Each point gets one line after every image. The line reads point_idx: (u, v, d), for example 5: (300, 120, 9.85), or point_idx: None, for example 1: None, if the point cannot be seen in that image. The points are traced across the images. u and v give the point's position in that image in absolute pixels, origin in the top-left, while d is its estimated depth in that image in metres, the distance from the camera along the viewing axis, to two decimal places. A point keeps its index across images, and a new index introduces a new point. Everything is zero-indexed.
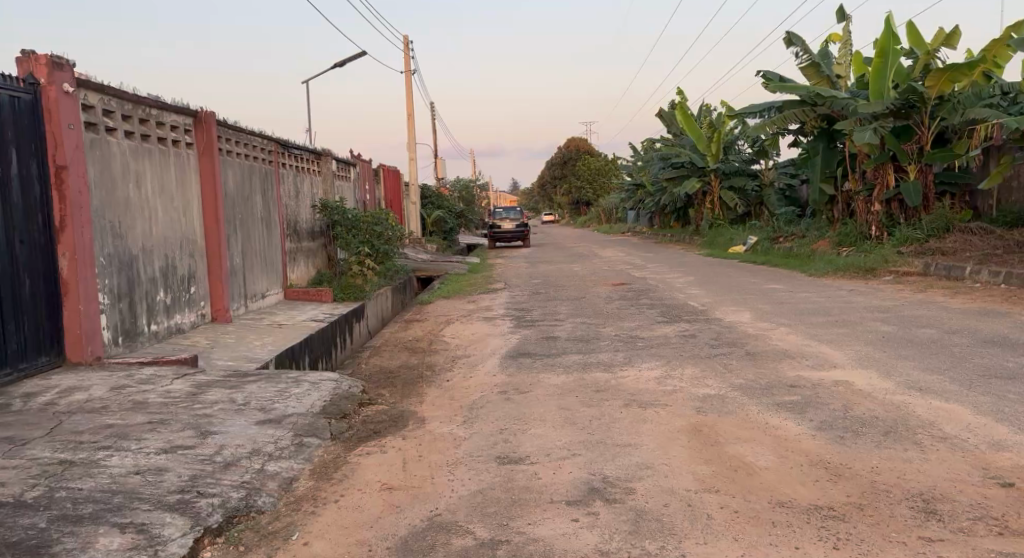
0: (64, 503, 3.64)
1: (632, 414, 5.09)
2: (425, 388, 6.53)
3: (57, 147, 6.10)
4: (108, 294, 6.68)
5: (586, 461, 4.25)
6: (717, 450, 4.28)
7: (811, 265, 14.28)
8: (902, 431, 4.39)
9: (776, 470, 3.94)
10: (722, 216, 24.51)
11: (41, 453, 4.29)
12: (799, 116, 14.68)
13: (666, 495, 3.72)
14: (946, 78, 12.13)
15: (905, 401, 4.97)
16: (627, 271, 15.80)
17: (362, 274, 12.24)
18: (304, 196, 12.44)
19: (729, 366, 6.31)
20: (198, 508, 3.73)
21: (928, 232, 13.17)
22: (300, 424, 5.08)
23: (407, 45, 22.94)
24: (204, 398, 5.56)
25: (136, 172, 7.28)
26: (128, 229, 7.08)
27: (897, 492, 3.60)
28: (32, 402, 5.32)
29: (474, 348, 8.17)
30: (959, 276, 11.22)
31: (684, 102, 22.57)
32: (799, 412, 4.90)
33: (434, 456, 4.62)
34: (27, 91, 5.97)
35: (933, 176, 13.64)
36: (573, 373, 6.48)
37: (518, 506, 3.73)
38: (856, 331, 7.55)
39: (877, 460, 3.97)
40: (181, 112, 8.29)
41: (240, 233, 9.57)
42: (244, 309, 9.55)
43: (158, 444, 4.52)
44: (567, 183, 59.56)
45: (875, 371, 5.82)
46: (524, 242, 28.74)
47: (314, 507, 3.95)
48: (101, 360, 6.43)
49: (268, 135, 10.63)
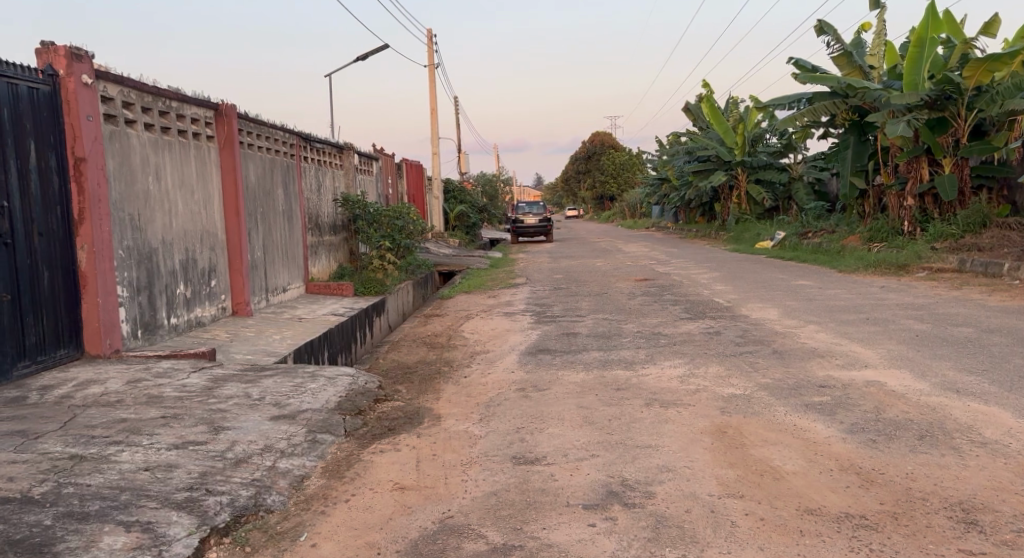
0: (71, 500, 3.57)
1: (654, 414, 4.94)
2: (442, 384, 6.42)
3: (75, 138, 6.05)
4: (127, 288, 6.63)
5: (605, 463, 4.11)
6: (742, 453, 4.12)
7: (841, 261, 13.96)
8: (940, 435, 4.20)
9: (804, 474, 3.77)
10: (748, 211, 24.22)
11: (51, 448, 4.22)
12: (830, 108, 14.39)
13: (688, 500, 3.57)
14: (984, 68, 11.73)
15: (941, 403, 4.78)
16: (650, 266, 15.57)
17: (383, 268, 12.07)
18: (326, 190, 12.40)
19: (754, 365, 6.12)
20: (206, 506, 3.65)
21: (964, 228, 12.79)
22: (314, 420, 4.98)
23: (431, 38, 22.97)
24: (220, 393, 5.48)
25: (156, 165, 7.24)
26: (148, 222, 7.03)
27: (935, 500, 3.42)
28: (48, 395, 5.28)
29: (493, 344, 8.05)
30: (997, 272, 10.90)
31: (711, 95, 22.22)
32: (829, 413, 4.72)
33: (449, 455, 4.50)
34: (46, 82, 5.92)
35: (969, 170, 13.33)
36: (593, 371, 6.33)
37: (533, 510, 3.59)
38: (888, 329, 7.31)
39: (912, 466, 3.79)
40: (202, 105, 8.24)
41: (261, 227, 9.52)
42: (265, 303, 9.51)
43: (170, 439, 4.45)
44: (590, 178, 59.06)
45: (908, 372, 5.61)
46: (547, 237, 28.58)
47: (325, 506, 3.85)
48: (119, 353, 6.39)
49: (290, 128, 10.58)
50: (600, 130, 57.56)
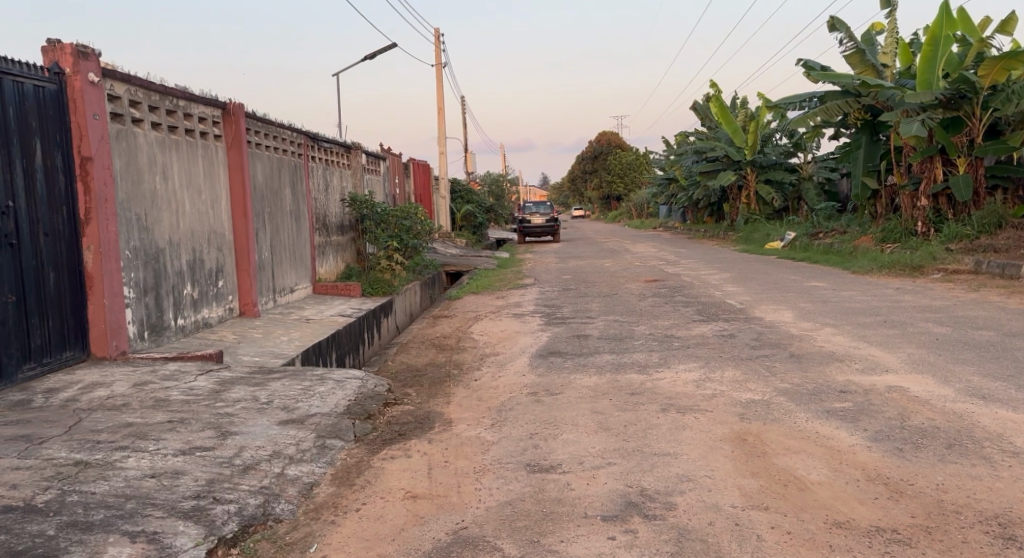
0: (75, 508, 3.47)
1: (670, 420, 4.81)
2: (452, 387, 6.31)
3: (82, 137, 5.97)
4: (133, 289, 6.53)
5: (622, 471, 4.00)
6: (765, 462, 4.00)
7: (855, 261, 13.90)
8: (969, 444, 4.09)
9: (830, 485, 3.66)
10: (758, 211, 24.06)
11: (56, 453, 4.13)
12: (844, 108, 14.16)
13: (711, 512, 3.45)
14: (1001, 66, 11.55)
15: (968, 410, 4.66)
16: (660, 267, 15.44)
17: (391, 269, 11.93)
18: (334, 189, 12.31)
19: (772, 369, 5.99)
20: (213, 515, 3.55)
21: (978, 229, 12.64)
22: (324, 425, 4.88)
23: (440, 37, 22.96)
24: (227, 396, 5.38)
25: (163, 164, 7.15)
26: (155, 222, 6.94)
27: (969, 514, 3.30)
28: (53, 399, 5.19)
29: (503, 346, 7.94)
30: (1015, 274, 10.73)
31: (719, 95, 22.14)
32: (851, 420, 4.60)
33: (461, 462, 4.39)
34: (52, 81, 5.83)
35: (984, 170, 13.18)
36: (606, 374, 6.21)
37: (549, 522, 3.48)
38: (907, 332, 7.17)
39: (942, 477, 3.67)
40: (209, 104, 8.15)
41: (269, 226, 9.44)
42: (272, 304, 9.42)
43: (177, 445, 4.35)
44: (596, 177, 58.94)
45: (931, 377, 5.48)
46: (554, 237, 28.46)
47: (335, 516, 3.74)
48: (126, 355, 6.30)
49: (297, 127, 10.49)
50: (607, 130, 57.55)
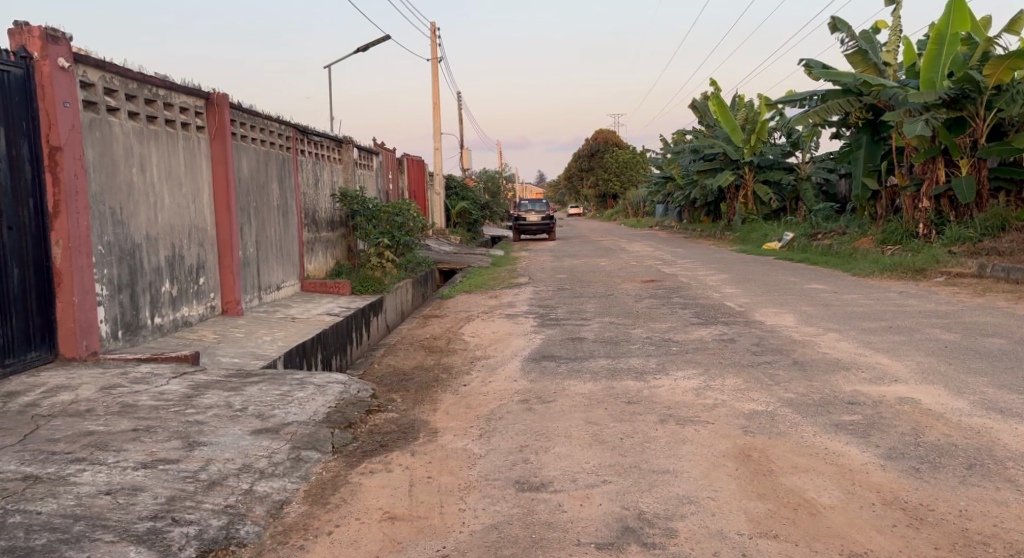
0: (16, 531, 3.15)
1: (669, 432, 4.51)
2: (440, 393, 5.99)
3: (50, 126, 5.64)
4: (106, 285, 6.22)
5: (618, 491, 3.69)
6: (770, 482, 3.71)
7: (855, 263, 13.60)
8: (991, 464, 3.80)
9: (844, 510, 3.39)
10: (754, 210, 23.88)
11: (5, 466, 3.81)
12: (844, 107, 13.87)
13: (716, 540, 3.17)
14: (1006, 66, 11.26)
15: (986, 426, 4.37)
16: (656, 267, 15.08)
17: (381, 267, 11.62)
18: (323, 185, 11.95)
19: (775, 377, 5.69)
20: (170, 539, 3.24)
21: (981, 231, 12.42)
22: (300, 435, 4.56)
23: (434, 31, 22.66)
24: (199, 402, 5.07)
25: (141, 155, 6.82)
26: (131, 216, 6.62)
27: (998, 546, 3.05)
28: (12, 403, 4.86)
29: (494, 348, 7.61)
30: (1020, 278, 10.46)
31: (717, 93, 21.85)
32: (862, 435, 4.31)
33: (446, 477, 4.08)
34: (18, 65, 5.50)
35: (986, 171, 12.93)
36: (602, 381, 5.88)
37: (538, 549, 3.19)
38: (914, 339, 6.87)
39: (964, 502, 3.40)
40: (192, 94, 7.82)
41: (254, 222, 9.10)
42: (257, 302, 9.09)
43: (139, 457, 4.03)
44: (592, 175, 58.67)
45: (944, 389, 5.17)
46: (550, 236, 28.01)
47: (305, 540, 3.43)
48: (96, 355, 5.97)
49: (285, 120, 10.14)
50: (603, 128, 57.54)
